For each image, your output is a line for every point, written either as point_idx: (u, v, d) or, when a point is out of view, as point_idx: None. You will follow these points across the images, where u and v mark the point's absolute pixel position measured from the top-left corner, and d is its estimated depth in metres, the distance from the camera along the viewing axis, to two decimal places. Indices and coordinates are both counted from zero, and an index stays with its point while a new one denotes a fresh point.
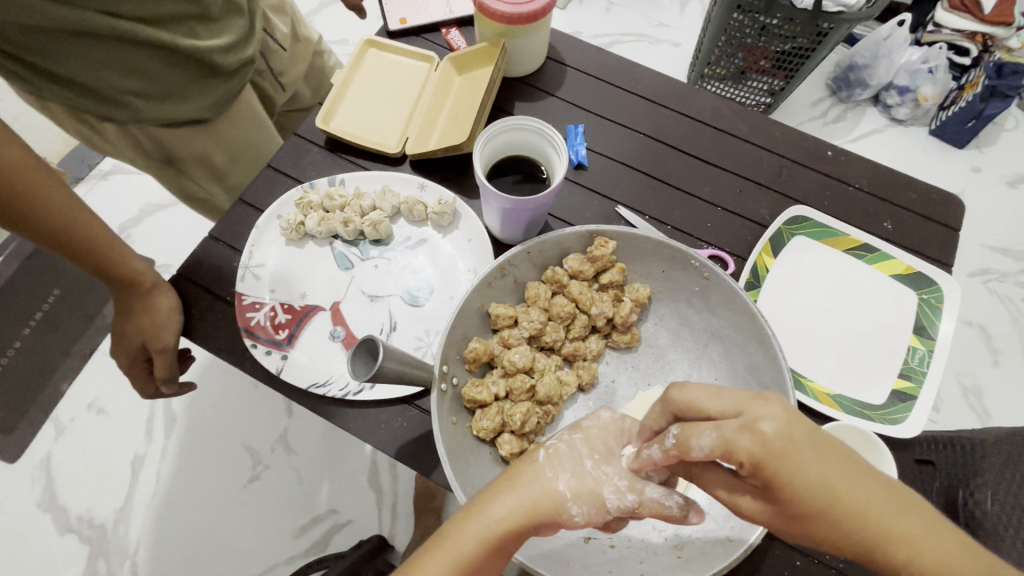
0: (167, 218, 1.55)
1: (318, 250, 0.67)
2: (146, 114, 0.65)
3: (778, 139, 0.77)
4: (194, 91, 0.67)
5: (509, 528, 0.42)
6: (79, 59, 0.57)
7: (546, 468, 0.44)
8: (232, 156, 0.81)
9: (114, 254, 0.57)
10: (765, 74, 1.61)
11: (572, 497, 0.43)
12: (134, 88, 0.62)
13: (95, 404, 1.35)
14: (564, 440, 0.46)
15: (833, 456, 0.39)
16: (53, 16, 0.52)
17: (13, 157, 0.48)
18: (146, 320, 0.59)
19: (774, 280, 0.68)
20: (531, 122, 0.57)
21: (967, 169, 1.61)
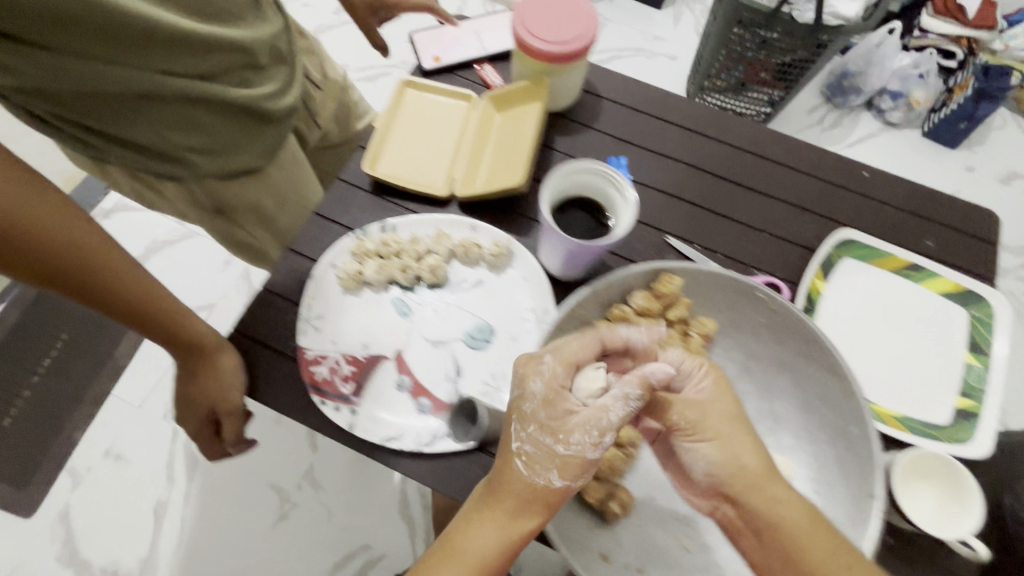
0: (179, 252, 1.57)
1: (375, 297, 0.66)
2: (205, 169, 0.64)
3: (816, 161, 0.78)
4: (247, 142, 0.66)
5: (514, 526, 0.48)
6: (140, 119, 0.57)
7: (531, 476, 0.48)
8: (282, 201, 0.79)
9: (181, 318, 0.56)
10: (765, 86, 1.64)
11: (566, 480, 0.48)
12: (193, 144, 0.61)
13: (112, 450, 1.32)
14: (524, 442, 0.49)
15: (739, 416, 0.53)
16: (119, 79, 0.52)
17: (86, 236, 0.47)
18: (213, 384, 0.57)
19: (826, 304, 0.69)
20: (598, 166, 0.57)
21: (962, 168, 1.67)
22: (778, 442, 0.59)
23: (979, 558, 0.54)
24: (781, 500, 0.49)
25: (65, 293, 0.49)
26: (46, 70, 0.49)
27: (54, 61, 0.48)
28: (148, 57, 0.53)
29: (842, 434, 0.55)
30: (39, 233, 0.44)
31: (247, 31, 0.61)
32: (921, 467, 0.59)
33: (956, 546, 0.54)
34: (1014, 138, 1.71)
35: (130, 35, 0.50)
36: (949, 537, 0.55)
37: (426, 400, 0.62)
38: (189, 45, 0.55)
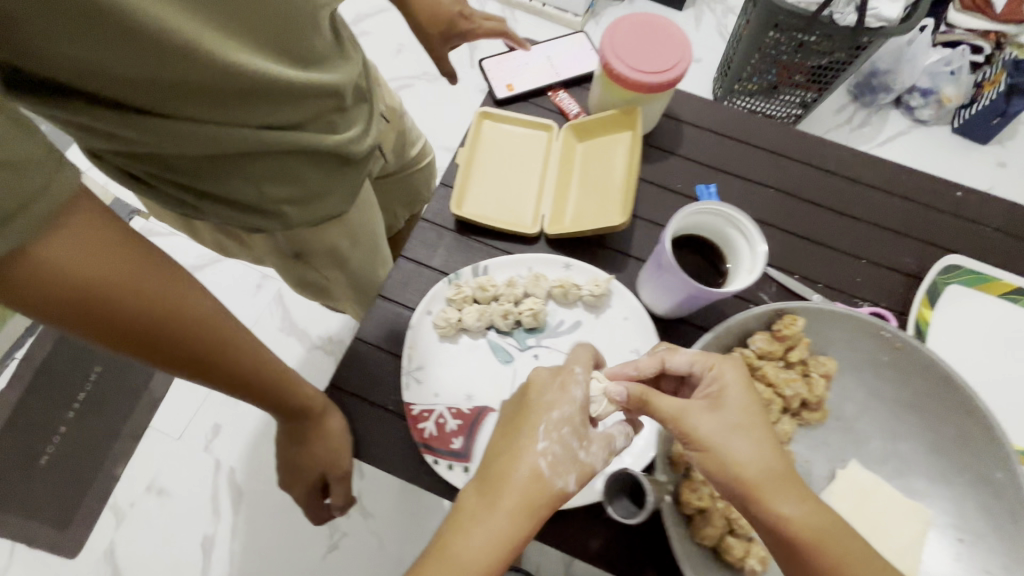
0: (209, 277, 1.52)
1: (473, 344, 0.64)
2: (295, 219, 0.62)
3: (906, 182, 0.76)
4: (334, 187, 0.64)
5: (530, 520, 0.45)
6: (238, 176, 0.55)
7: (552, 476, 0.46)
8: (355, 238, 0.76)
9: (290, 384, 0.52)
10: (798, 88, 1.57)
11: (574, 487, 0.47)
12: (286, 196, 0.59)
13: (155, 485, 1.28)
14: (551, 446, 0.47)
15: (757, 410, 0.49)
16: (222, 140, 0.50)
17: (204, 309, 0.44)
18: (322, 448, 0.55)
19: (933, 333, 0.67)
20: (719, 208, 0.55)
21: (993, 163, 1.68)
22: (909, 486, 0.57)
23: None
24: (790, 503, 0.45)
25: (187, 372, 0.46)
26: (154, 138, 0.47)
27: (163, 129, 0.46)
28: (249, 115, 0.50)
29: (984, 479, 0.54)
30: (165, 317, 0.41)
31: (338, 74, 0.57)
32: None
33: None
34: None
35: (235, 95, 0.48)
36: None
37: None
38: (287, 98, 0.52)
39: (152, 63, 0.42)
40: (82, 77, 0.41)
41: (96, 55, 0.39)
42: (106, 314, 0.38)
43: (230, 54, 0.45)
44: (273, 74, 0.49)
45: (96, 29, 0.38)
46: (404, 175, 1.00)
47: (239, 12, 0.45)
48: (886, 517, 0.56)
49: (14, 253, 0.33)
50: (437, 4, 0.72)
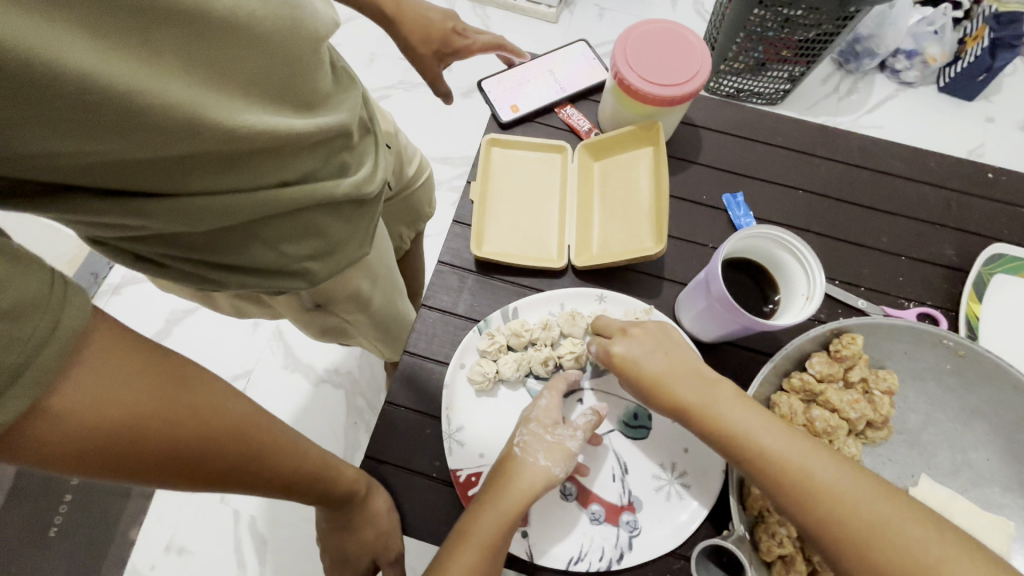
0: (201, 320, 1.47)
1: (513, 395, 0.60)
2: (318, 274, 0.57)
3: (934, 170, 0.73)
4: (353, 232, 0.58)
5: (517, 501, 0.49)
6: (256, 241, 0.50)
7: (524, 456, 0.52)
8: (374, 282, 0.71)
9: (334, 473, 0.48)
10: (786, 63, 1.49)
11: (551, 463, 0.52)
12: (307, 251, 0.54)
13: (174, 543, 1.23)
14: (523, 435, 0.53)
15: (688, 373, 0.51)
16: (236, 208, 0.45)
17: (241, 415, 0.40)
18: (371, 533, 0.51)
19: (986, 328, 0.65)
20: (773, 231, 0.51)
21: (982, 120, 1.67)
22: (985, 498, 0.55)
23: None
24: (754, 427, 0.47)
25: (224, 487, 0.41)
26: (164, 221, 0.42)
27: (173, 208, 0.41)
28: (262, 174, 0.45)
29: None
30: (200, 429, 0.37)
31: (343, 111, 0.52)
32: None
33: None
34: None
35: (243, 157, 0.43)
36: None
37: (597, 506, 0.56)
38: (297, 149, 0.47)
39: (151, 140, 0.37)
40: (74, 169, 0.36)
41: (90, 144, 0.35)
42: (136, 446, 0.34)
43: (234, 114, 0.40)
44: (282, 127, 0.43)
45: (85, 113, 0.34)
46: (404, 197, 0.96)
47: (232, 64, 0.40)
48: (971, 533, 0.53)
49: (25, 410, 0.29)
50: (428, 22, 0.65)
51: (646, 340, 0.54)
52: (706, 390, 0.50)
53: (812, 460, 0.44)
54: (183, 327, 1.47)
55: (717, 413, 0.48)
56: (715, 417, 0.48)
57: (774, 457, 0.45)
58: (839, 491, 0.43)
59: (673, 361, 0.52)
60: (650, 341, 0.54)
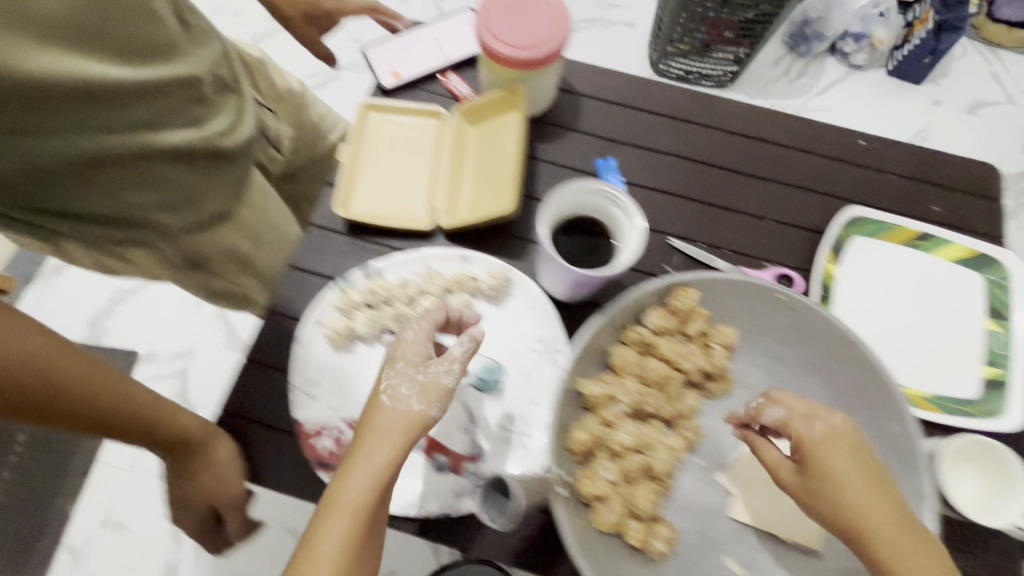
0: (146, 299, 1.48)
1: (369, 352, 0.61)
2: (174, 227, 0.58)
3: (810, 136, 0.74)
4: (212, 187, 0.60)
5: (392, 451, 0.45)
6: (95, 188, 0.51)
7: (391, 405, 0.47)
8: (259, 242, 0.71)
9: (162, 417, 0.49)
10: (731, 44, 1.37)
11: (426, 405, 0.48)
12: (155, 200, 0.55)
13: (110, 519, 1.25)
14: (390, 379, 0.49)
15: (881, 495, 0.46)
16: (54, 153, 0.47)
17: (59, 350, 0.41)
18: (208, 479, 0.52)
19: (842, 289, 0.66)
20: (580, 186, 0.53)
21: (929, 102, 1.57)
22: None
23: None
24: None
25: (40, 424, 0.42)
26: None
27: None
28: (81, 120, 0.47)
29: (881, 433, 0.53)
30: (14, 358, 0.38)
31: (184, 66, 0.54)
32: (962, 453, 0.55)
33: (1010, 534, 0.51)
34: (975, 67, 1.60)
35: (52, 100, 0.45)
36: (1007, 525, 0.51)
37: (442, 456, 0.57)
38: (119, 96, 0.49)
39: None
40: None
41: None
42: None
43: (31, 59, 0.43)
44: (89, 72, 0.46)
45: None
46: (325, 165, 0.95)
47: (27, 9, 0.42)
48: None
49: None
50: None
51: (841, 439, 0.47)
52: (895, 520, 0.45)
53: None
54: (128, 305, 1.48)
55: (908, 564, 0.43)
56: (892, 554, 0.44)
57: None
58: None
59: (870, 469, 0.46)
60: (845, 441, 0.47)
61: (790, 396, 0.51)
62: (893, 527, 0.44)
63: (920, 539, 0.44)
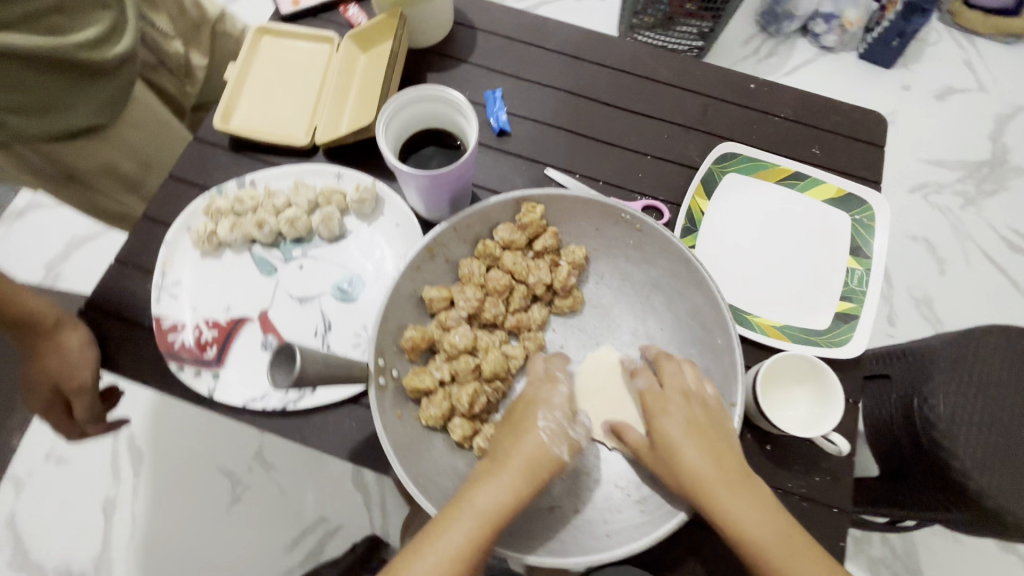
0: (99, 249, 1.39)
1: (235, 258, 0.62)
2: (30, 130, 0.61)
3: (700, 78, 0.75)
4: (76, 98, 0.63)
5: (526, 490, 0.45)
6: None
7: (551, 445, 0.47)
8: (143, 164, 0.76)
9: (3, 294, 0.53)
10: (693, 17, 1.26)
11: (561, 448, 0.48)
12: (7, 103, 0.58)
13: (53, 452, 1.19)
14: (547, 422, 0.48)
15: (711, 455, 0.46)
16: None
17: None
18: (54, 361, 0.54)
19: (709, 222, 0.67)
20: (405, 96, 0.54)
21: (896, 87, 1.37)
22: None
23: (842, 453, 0.52)
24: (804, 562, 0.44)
25: None
26: None
27: None
28: None
29: (710, 346, 0.55)
30: None
31: None
32: (792, 372, 0.56)
33: (820, 442, 0.53)
34: (950, 53, 1.39)
35: None
36: (816, 436, 0.52)
37: None
38: None
39: None
40: None
41: None
42: None
43: None
44: None
45: None
46: None
47: None
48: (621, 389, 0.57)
49: None
50: None
51: (683, 401, 0.49)
52: (723, 479, 0.45)
53: (791, 556, 0.44)
54: (83, 252, 1.39)
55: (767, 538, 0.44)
56: (725, 510, 0.44)
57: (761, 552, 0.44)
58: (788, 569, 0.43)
59: (702, 430, 0.47)
60: (686, 403, 0.49)
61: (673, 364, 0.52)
62: (745, 505, 0.45)
63: (766, 502, 0.46)
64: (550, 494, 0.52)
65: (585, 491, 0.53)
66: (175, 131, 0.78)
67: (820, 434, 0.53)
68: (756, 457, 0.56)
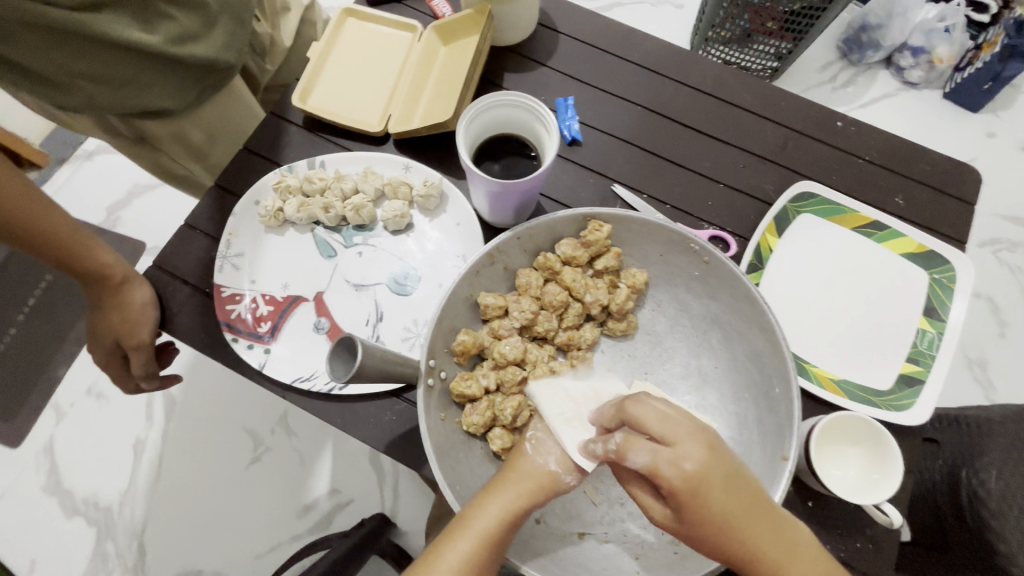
0: (156, 200, 1.43)
1: (298, 237, 0.64)
2: (99, 98, 0.61)
3: (784, 108, 0.71)
4: (153, 80, 0.63)
5: (521, 503, 0.43)
6: (23, 41, 0.53)
7: (534, 454, 0.47)
8: (214, 134, 0.77)
9: (73, 251, 0.54)
10: (772, 36, 1.19)
11: (563, 468, 0.46)
12: (86, 72, 0.58)
13: (94, 388, 1.25)
14: (537, 432, 0.49)
15: (731, 502, 0.40)
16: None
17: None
18: (118, 316, 0.56)
19: (777, 262, 0.65)
20: (482, 104, 0.54)
21: (981, 133, 1.28)
22: (702, 403, 0.57)
23: (892, 525, 0.50)
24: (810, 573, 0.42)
25: None
26: None
27: None
28: None
29: (766, 396, 0.52)
30: None
31: None
32: (847, 432, 0.54)
33: (872, 512, 0.50)
34: None
35: None
36: (868, 504, 0.50)
37: None
38: None
39: None
40: None
41: None
42: None
43: None
44: None
45: None
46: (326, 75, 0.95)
47: None
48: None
49: None
50: None
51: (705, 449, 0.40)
52: (745, 523, 0.40)
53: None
54: (142, 200, 1.44)
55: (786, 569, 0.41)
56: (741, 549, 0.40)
57: None
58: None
59: (723, 477, 0.40)
60: (711, 444, 0.40)
61: (656, 407, 0.42)
62: (766, 538, 0.41)
63: (777, 526, 0.42)
64: (581, 519, 0.53)
65: (618, 519, 0.53)
66: (247, 108, 0.77)
67: (872, 503, 0.50)
68: (797, 513, 0.55)
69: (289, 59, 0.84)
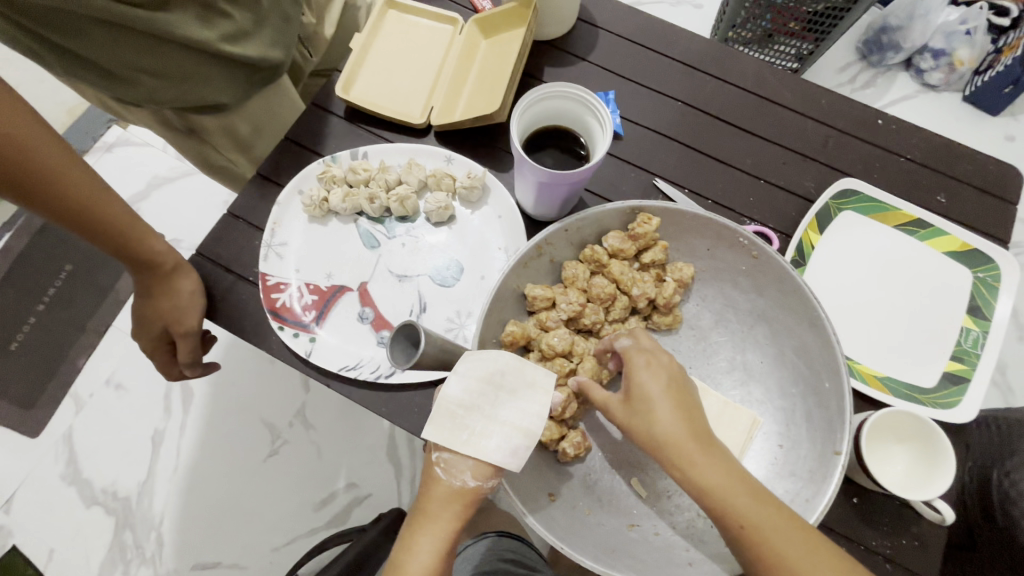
0: (176, 192, 1.43)
1: (342, 227, 0.64)
2: (159, 93, 0.62)
3: (824, 106, 0.71)
4: (210, 76, 0.64)
5: (453, 526, 0.44)
6: (90, 37, 0.54)
7: (448, 479, 0.44)
8: (257, 128, 0.77)
9: (131, 236, 0.54)
10: (794, 37, 1.18)
11: (479, 479, 0.44)
12: (148, 67, 0.59)
13: (113, 379, 1.25)
14: (441, 452, 0.45)
15: (683, 415, 0.45)
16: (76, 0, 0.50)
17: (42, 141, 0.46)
18: (167, 303, 0.57)
19: (820, 258, 0.64)
20: (539, 94, 0.54)
21: (1001, 136, 1.27)
22: (746, 396, 0.57)
23: (943, 521, 0.50)
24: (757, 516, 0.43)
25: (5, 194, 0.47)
26: None
27: None
28: None
29: (816, 392, 0.52)
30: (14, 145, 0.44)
31: None
32: (893, 428, 0.54)
33: (921, 507, 0.50)
34: None
35: None
36: (918, 500, 0.50)
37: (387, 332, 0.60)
38: None
39: None
40: None
41: None
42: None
43: None
44: None
45: None
46: None
47: None
48: (528, 405, 0.45)
49: None
50: None
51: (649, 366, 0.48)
52: (698, 441, 0.45)
53: (761, 518, 0.42)
54: (163, 192, 1.44)
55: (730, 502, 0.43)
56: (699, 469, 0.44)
57: (740, 521, 0.42)
58: (790, 557, 0.41)
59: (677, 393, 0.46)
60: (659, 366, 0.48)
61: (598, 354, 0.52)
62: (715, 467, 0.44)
63: (720, 460, 0.45)
64: (629, 511, 0.53)
65: (668, 512, 0.53)
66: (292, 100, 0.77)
67: (921, 499, 0.51)
68: (841, 508, 0.55)
69: (325, 53, 0.85)
